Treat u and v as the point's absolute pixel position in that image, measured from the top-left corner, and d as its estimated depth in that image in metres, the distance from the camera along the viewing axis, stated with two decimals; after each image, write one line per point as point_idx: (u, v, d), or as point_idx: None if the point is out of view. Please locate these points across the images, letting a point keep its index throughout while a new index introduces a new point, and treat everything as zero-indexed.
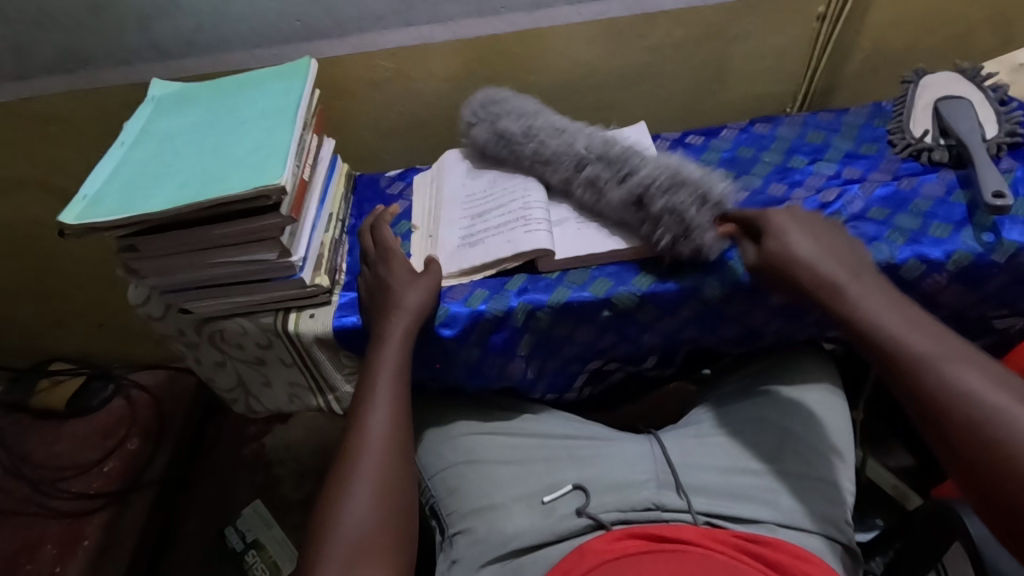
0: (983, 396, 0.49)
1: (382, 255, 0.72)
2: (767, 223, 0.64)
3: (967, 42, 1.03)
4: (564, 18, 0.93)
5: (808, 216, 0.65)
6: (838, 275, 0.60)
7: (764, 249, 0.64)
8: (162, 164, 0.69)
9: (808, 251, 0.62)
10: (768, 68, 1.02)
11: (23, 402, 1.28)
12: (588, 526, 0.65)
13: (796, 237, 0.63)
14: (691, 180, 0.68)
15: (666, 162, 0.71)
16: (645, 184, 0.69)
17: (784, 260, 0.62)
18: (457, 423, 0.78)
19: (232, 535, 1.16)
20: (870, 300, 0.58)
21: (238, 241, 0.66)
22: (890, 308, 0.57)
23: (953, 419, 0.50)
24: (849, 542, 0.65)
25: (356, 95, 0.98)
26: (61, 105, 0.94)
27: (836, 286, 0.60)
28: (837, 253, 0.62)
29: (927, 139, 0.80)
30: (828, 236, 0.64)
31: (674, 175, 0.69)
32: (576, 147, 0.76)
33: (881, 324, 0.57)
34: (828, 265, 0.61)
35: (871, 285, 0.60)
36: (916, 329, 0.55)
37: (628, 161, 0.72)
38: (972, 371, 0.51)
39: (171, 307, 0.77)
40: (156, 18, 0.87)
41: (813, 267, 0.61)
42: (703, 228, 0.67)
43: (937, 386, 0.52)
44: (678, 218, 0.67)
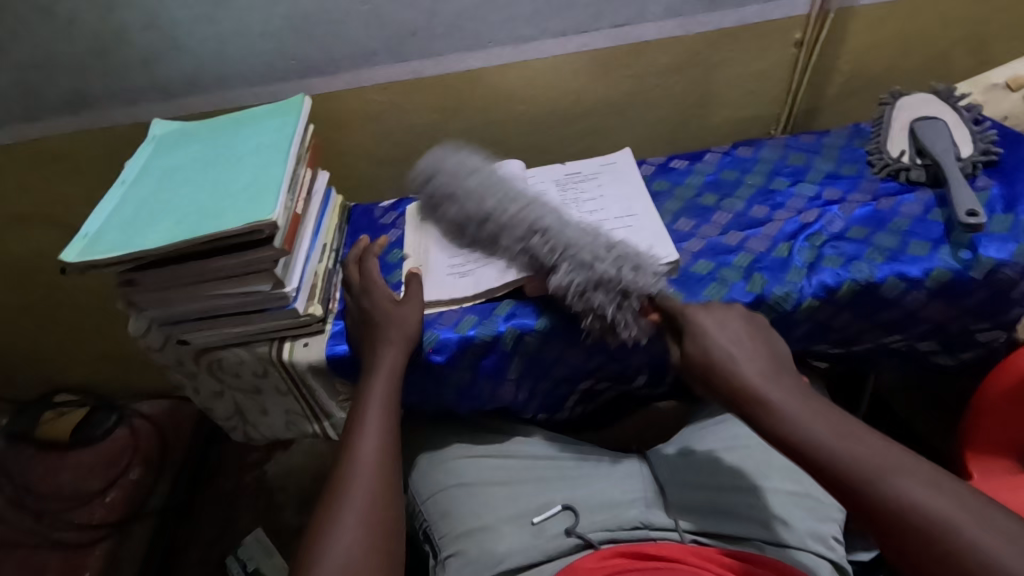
0: (923, 502, 0.46)
1: (363, 287, 0.74)
2: (686, 325, 0.60)
3: (944, 63, 1.05)
4: (549, 50, 0.96)
5: (726, 313, 0.61)
6: (755, 381, 0.55)
7: (685, 354, 0.60)
8: (160, 201, 0.72)
9: (728, 355, 0.57)
10: (751, 92, 1.05)
11: (31, 433, 1.31)
12: (577, 546, 0.66)
13: (714, 338, 0.58)
14: (604, 281, 0.66)
15: (585, 256, 0.68)
16: (563, 288, 0.68)
17: (703, 365, 0.58)
18: (449, 446, 0.80)
19: (233, 563, 1.14)
20: (787, 405, 0.53)
21: (232, 274, 0.68)
22: (807, 408, 0.52)
23: (899, 529, 0.46)
24: (839, 559, 0.65)
25: (350, 128, 1.01)
26: (67, 144, 0.98)
27: (756, 397, 0.54)
28: (754, 353, 0.57)
29: (904, 159, 0.82)
30: (748, 336, 0.59)
31: (588, 276, 0.67)
32: (500, 229, 0.74)
33: (806, 436, 0.51)
34: (749, 368, 0.56)
35: (787, 388, 0.54)
36: (842, 432, 0.50)
37: (547, 254, 0.70)
38: (905, 474, 0.47)
39: (169, 339, 0.79)
40: (158, 60, 0.91)
41: (733, 372, 0.55)
42: (626, 325, 0.67)
43: (875, 499, 0.47)
44: (600, 319, 0.68)
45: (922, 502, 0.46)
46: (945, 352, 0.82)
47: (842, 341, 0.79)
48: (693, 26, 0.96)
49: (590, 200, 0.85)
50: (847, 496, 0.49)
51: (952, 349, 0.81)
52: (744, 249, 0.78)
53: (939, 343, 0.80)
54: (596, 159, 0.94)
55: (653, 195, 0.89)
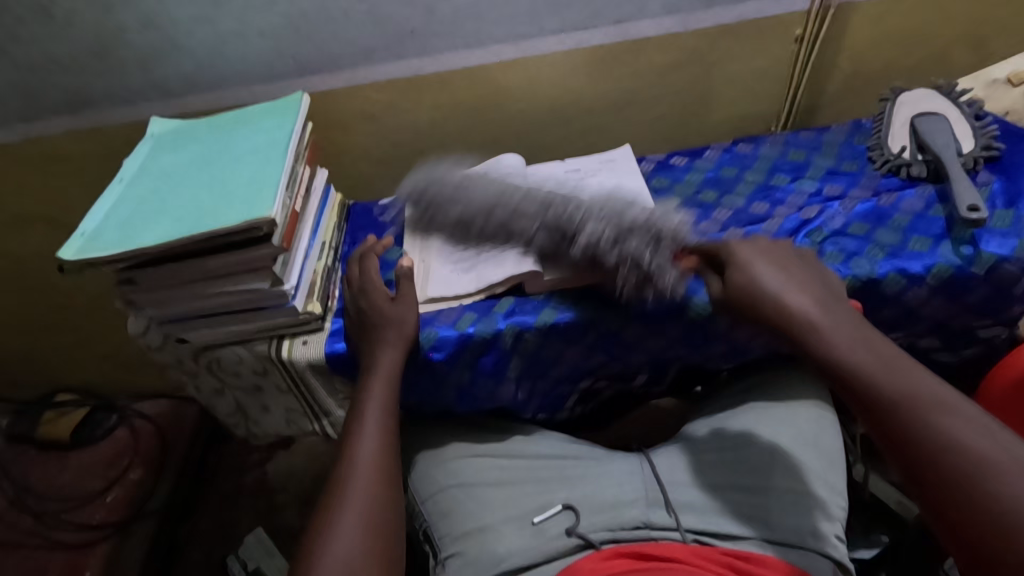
0: (956, 436, 0.45)
1: (359, 285, 0.74)
2: (730, 256, 0.62)
3: (944, 59, 1.05)
4: (548, 48, 0.96)
5: (770, 248, 0.63)
6: (806, 311, 0.56)
7: (728, 283, 0.61)
8: (158, 200, 0.72)
9: (779, 286, 0.58)
10: (750, 90, 1.05)
11: (31, 433, 1.30)
12: (578, 546, 0.65)
13: (758, 267, 0.60)
14: (636, 225, 0.68)
15: (609, 211, 0.70)
16: (595, 240, 0.68)
17: (748, 297, 0.59)
18: (449, 446, 0.79)
19: (235, 562, 1.13)
20: (838, 339, 0.54)
21: (231, 272, 0.68)
22: (858, 343, 0.53)
23: (928, 461, 0.46)
24: (841, 558, 0.63)
25: (349, 127, 1.01)
26: (66, 144, 0.98)
27: (805, 324, 0.56)
28: (807, 288, 0.59)
29: (905, 155, 0.82)
30: (802, 273, 0.60)
31: (618, 224, 0.68)
32: (513, 213, 0.73)
33: (847, 362, 0.52)
34: (800, 298, 0.57)
35: (837, 320, 0.56)
36: (890, 362, 0.51)
37: (569, 218, 0.70)
38: (944, 408, 0.47)
39: (168, 337, 0.78)
40: (156, 60, 0.91)
41: (781, 302, 0.57)
42: (664, 271, 0.66)
43: (914, 428, 0.47)
44: (638, 265, 0.67)
45: (955, 435, 0.45)
46: (946, 349, 0.82)
47: None
48: (692, 23, 0.96)
49: None
50: (885, 425, 0.49)
51: (953, 345, 0.80)
52: None
53: (939, 340, 0.80)
54: (595, 156, 0.94)
55: (653, 192, 0.88)
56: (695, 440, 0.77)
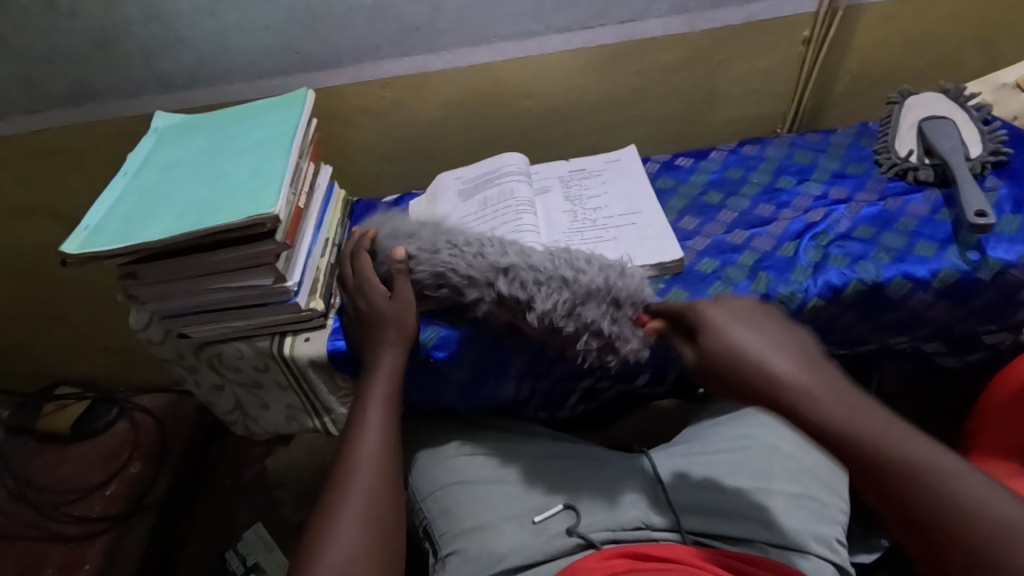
0: (983, 506, 0.41)
1: (359, 287, 0.71)
2: (700, 322, 0.54)
3: (952, 63, 1.04)
4: (553, 46, 0.95)
5: (738, 305, 0.55)
6: (788, 377, 0.48)
7: (702, 351, 0.52)
8: (161, 194, 0.72)
9: (755, 348, 0.50)
10: (757, 90, 1.04)
11: (30, 426, 1.30)
12: (578, 546, 0.65)
13: (728, 329, 0.52)
14: (590, 294, 0.65)
15: (562, 277, 0.66)
16: (549, 313, 0.65)
17: (726, 362, 0.50)
18: (450, 444, 0.79)
19: (232, 559, 1.13)
20: (825, 401, 0.46)
21: (234, 267, 0.68)
22: (846, 407, 0.46)
23: (960, 542, 0.41)
24: (841, 562, 0.65)
25: (352, 123, 1.00)
26: (70, 136, 0.97)
27: (790, 392, 0.47)
28: (785, 347, 0.50)
29: (912, 158, 0.82)
30: (773, 326, 0.52)
31: (572, 292, 0.65)
32: (460, 281, 0.68)
33: (850, 433, 0.45)
34: (780, 360, 0.49)
35: (823, 381, 0.48)
36: (894, 428, 0.45)
37: (520, 289, 0.66)
38: (958, 476, 0.42)
39: (170, 332, 0.78)
40: (160, 53, 0.90)
41: (764, 368, 0.48)
42: (624, 338, 0.65)
43: (925, 498, 0.42)
44: (596, 335, 0.65)
45: (978, 506, 0.41)
46: (950, 354, 0.82)
47: (847, 343, 0.78)
48: (699, 23, 0.95)
49: (593, 198, 0.84)
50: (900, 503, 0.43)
51: (957, 349, 0.80)
52: (749, 248, 0.77)
53: (944, 345, 0.80)
54: (600, 155, 0.94)
55: (657, 192, 0.88)
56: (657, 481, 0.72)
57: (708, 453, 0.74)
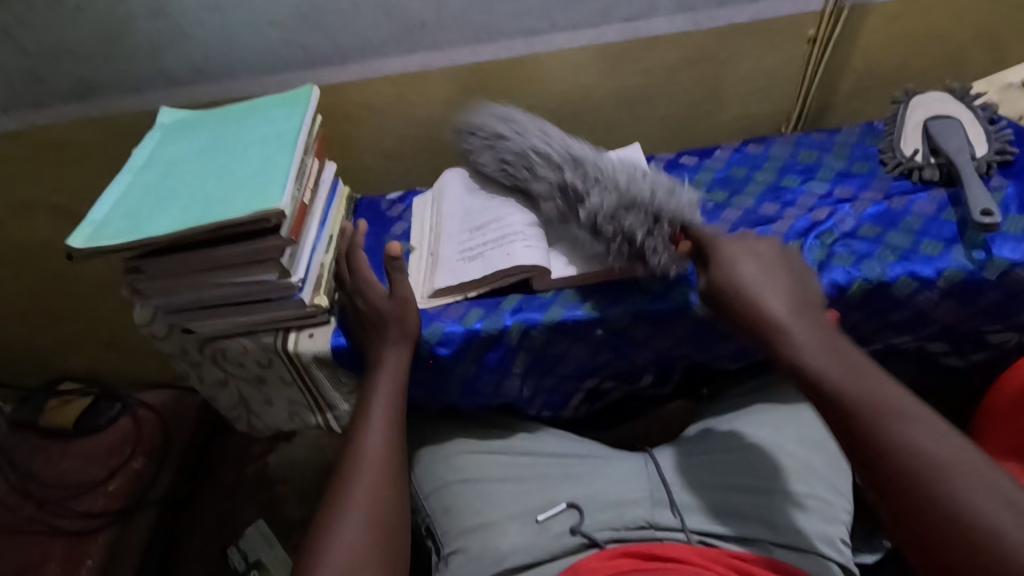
0: (917, 441, 0.46)
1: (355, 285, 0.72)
2: (715, 254, 0.64)
3: (958, 62, 1.04)
4: (559, 43, 0.95)
5: (762, 245, 0.65)
6: (780, 315, 0.57)
7: (711, 280, 0.63)
8: (166, 189, 0.72)
9: (758, 287, 0.60)
10: (761, 90, 1.04)
11: (33, 421, 1.30)
12: (583, 545, 0.65)
13: (742, 264, 0.62)
14: (640, 201, 0.69)
15: (618, 183, 0.71)
16: (595, 212, 0.70)
17: (730, 294, 0.61)
18: (452, 441, 0.79)
19: (235, 554, 1.13)
20: (803, 342, 0.55)
21: (239, 262, 0.68)
22: (823, 350, 0.54)
23: (889, 464, 0.47)
24: (846, 562, 0.64)
25: (357, 120, 1.00)
26: (74, 131, 0.97)
27: (777, 326, 0.57)
28: (789, 292, 0.60)
29: (917, 158, 0.81)
30: (791, 275, 0.62)
31: (621, 196, 0.70)
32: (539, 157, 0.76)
33: (811, 365, 0.53)
34: (776, 304, 0.58)
35: (807, 325, 0.57)
36: (857, 367, 0.52)
37: (581, 183, 0.72)
38: (910, 415, 0.48)
39: (174, 327, 0.78)
40: (165, 49, 0.91)
41: (759, 302, 0.59)
42: (657, 250, 0.68)
43: (875, 433, 0.48)
44: (630, 242, 0.69)
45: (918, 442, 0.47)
46: (954, 354, 0.82)
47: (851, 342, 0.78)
48: (704, 21, 0.95)
49: None
50: (844, 427, 0.50)
51: (962, 350, 0.80)
52: None
53: (948, 345, 0.80)
54: None
55: None
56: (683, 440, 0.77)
57: (713, 451, 0.74)
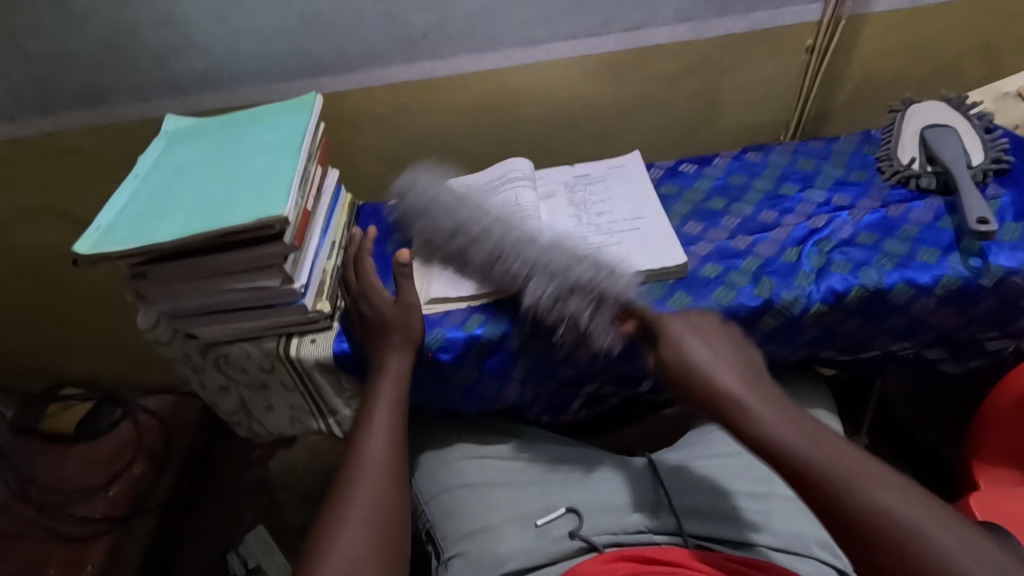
0: (895, 511, 0.46)
1: (360, 291, 0.73)
2: (660, 330, 0.62)
3: (954, 72, 1.05)
4: (559, 52, 0.96)
5: (699, 318, 0.63)
6: (734, 388, 0.55)
7: (661, 358, 0.60)
8: (172, 196, 0.72)
9: (710, 362, 0.57)
10: (760, 98, 1.05)
11: (34, 425, 1.30)
12: (581, 549, 0.65)
13: (682, 344, 0.59)
14: (578, 286, 0.66)
15: (553, 266, 0.68)
16: (537, 299, 0.68)
17: (683, 373, 0.58)
18: (453, 446, 0.80)
19: (234, 560, 1.12)
20: (760, 413, 0.53)
21: (243, 268, 0.69)
22: (782, 420, 0.53)
23: (870, 540, 0.46)
24: (843, 566, 0.65)
25: (360, 127, 1.01)
26: (80, 138, 0.98)
27: (733, 399, 0.54)
28: (734, 364, 0.57)
29: (914, 166, 0.82)
30: (729, 347, 0.60)
31: (561, 282, 0.67)
32: (470, 242, 0.72)
33: (780, 442, 0.51)
34: (728, 377, 0.56)
35: (761, 395, 0.55)
36: (821, 439, 0.51)
37: (517, 269, 0.70)
38: (879, 487, 0.47)
39: (178, 332, 0.79)
40: (171, 57, 0.92)
41: (714, 379, 0.56)
42: (600, 333, 0.67)
43: (846, 509, 0.47)
44: (574, 326, 0.68)
45: (893, 509, 0.46)
46: (952, 360, 0.82)
47: (849, 348, 0.79)
48: (703, 31, 0.96)
49: (597, 203, 0.85)
50: (826, 510, 0.49)
51: (959, 358, 0.81)
52: (752, 254, 0.77)
53: (946, 352, 0.80)
54: (604, 161, 0.95)
55: (661, 198, 0.89)
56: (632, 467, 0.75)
57: (708, 457, 0.75)
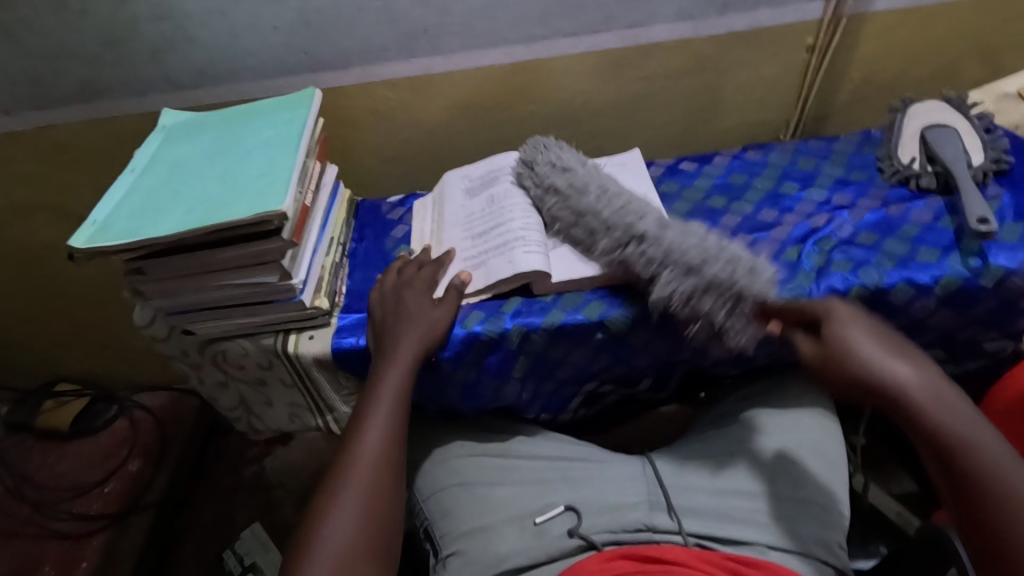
0: None
1: (404, 282, 0.74)
2: (825, 315, 0.61)
3: (954, 72, 1.05)
4: (559, 50, 0.96)
5: (862, 315, 0.61)
6: (905, 385, 0.56)
7: (821, 340, 0.60)
8: (169, 191, 0.72)
9: (880, 358, 0.57)
10: (761, 98, 1.05)
11: (28, 423, 1.29)
12: (580, 547, 0.65)
13: (858, 335, 0.59)
14: (712, 284, 0.65)
15: (690, 261, 0.67)
16: (667, 294, 0.68)
17: (850, 363, 0.57)
18: (452, 444, 0.79)
19: (229, 558, 1.12)
20: (937, 417, 0.54)
21: (240, 264, 0.68)
22: (956, 425, 0.54)
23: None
24: (843, 566, 0.64)
25: (359, 124, 1.01)
26: (76, 132, 0.98)
27: (900, 396, 0.56)
28: (908, 359, 0.58)
29: (915, 166, 0.82)
30: (901, 344, 0.59)
31: (696, 281, 0.66)
32: (597, 223, 0.73)
33: (947, 442, 0.53)
34: (903, 373, 0.56)
35: (935, 393, 0.56)
36: (999, 445, 0.53)
37: (647, 258, 0.69)
38: None
39: (174, 328, 0.78)
40: (168, 51, 0.91)
41: (884, 375, 0.56)
42: (736, 331, 0.66)
43: (1015, 526, 0.48)
44: (710, 324, 0.67)
45: None
46: (951, 361, 0.82)
47: None
48: (704, 29, 0.96)
49: None
50: (985, 522, 0.50)
51: (957, 359, 0.81)
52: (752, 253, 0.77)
53: (945, 352, 0.80)
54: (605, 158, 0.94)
55: (661, 197, 0.88)
56: (760, 458, 0.73)
57: (708, 456, 0.75)
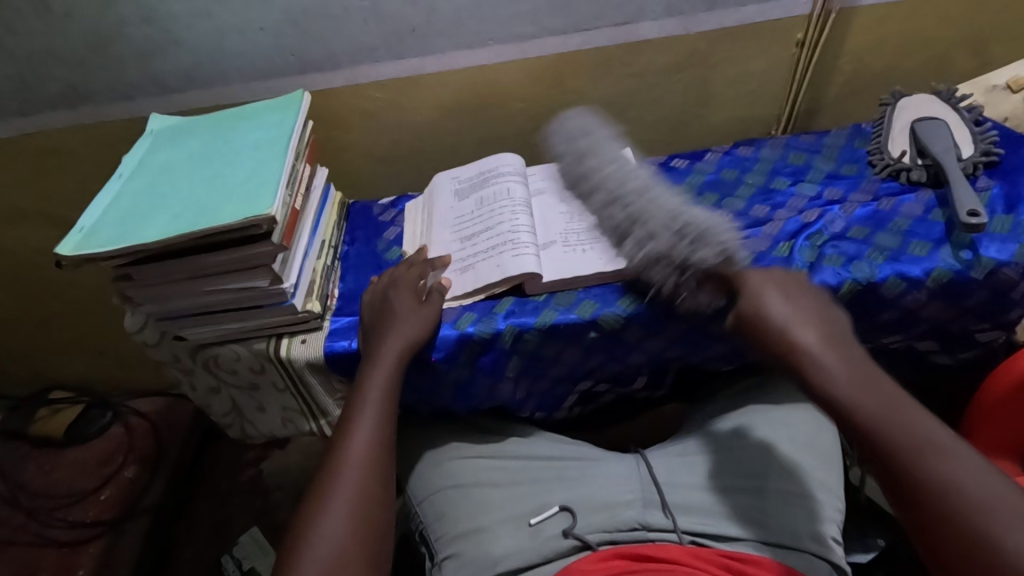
0: (964, 483, 0.47)
1: (390, 282, 0.74)
2: (742, 284, 0.63)
3: (945, 64, 1.05)
4: (549, 48, 0.96)
5: (780, 277, 0.64)
6: (812, 345, 0.56)
7: (739, 309, 0.61)
8: (157, 196, 0.71)
9: (788, 318, 0.59)
10: (752, 93, 1.05)
11: (24, 430, 1.29)
12: (574, 547, 0.65)
13: (772, 303, 0.60)
14: (665, 253, 0.67)
15: (652, 227, 0.69)
16: (631, 255, 0.71)
17: (764, 323, 0.59)
18: (447, 446, 0.79)
19: (229, 563, 1.12)
20: (837, 372, 0.54)
21: (229, 269, 0.68)
22: (857, 382, 0.54)
23: (936, 511, 0.47)
24: (839, 561, 0.64)
25: (349, 125, 1.01)
26: (64, 139, 0.97)
27: (808, 353, 0.56)
28: (813, 322, 0.59)
29: (905, 159, 0.82)
30: (806, 306, 0.60)
31: (653, 247, 0.68)
32: (592, 192, 0.76)
33: (852, 399, 0.53)
34: (806, 334, 0.57)
35: (845, 358, 0.56)
36: (912, 405, 0.52)
37: (621, 219, 0.72)
38: (956, 463, 0.48)
39: (166, 334, 0.78)
40: (154, 56, 0.90)
41: (791, 335, 0.57)
42: (688, 298, 0.67)
43: (921, 475, 0.48)
44: (665, 293, 0.69)
45: (974, 487, 0.47)
46: (944, 353, 0.82)
47: None
48: (694, 25, 0.96)
49: None
50: (893, 476, 0.50)
51: (951, 350, 0.81)
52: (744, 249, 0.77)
53: (938, 344, 0.80)
54: None
55: None
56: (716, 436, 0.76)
57: (700, 452, 0.75)
